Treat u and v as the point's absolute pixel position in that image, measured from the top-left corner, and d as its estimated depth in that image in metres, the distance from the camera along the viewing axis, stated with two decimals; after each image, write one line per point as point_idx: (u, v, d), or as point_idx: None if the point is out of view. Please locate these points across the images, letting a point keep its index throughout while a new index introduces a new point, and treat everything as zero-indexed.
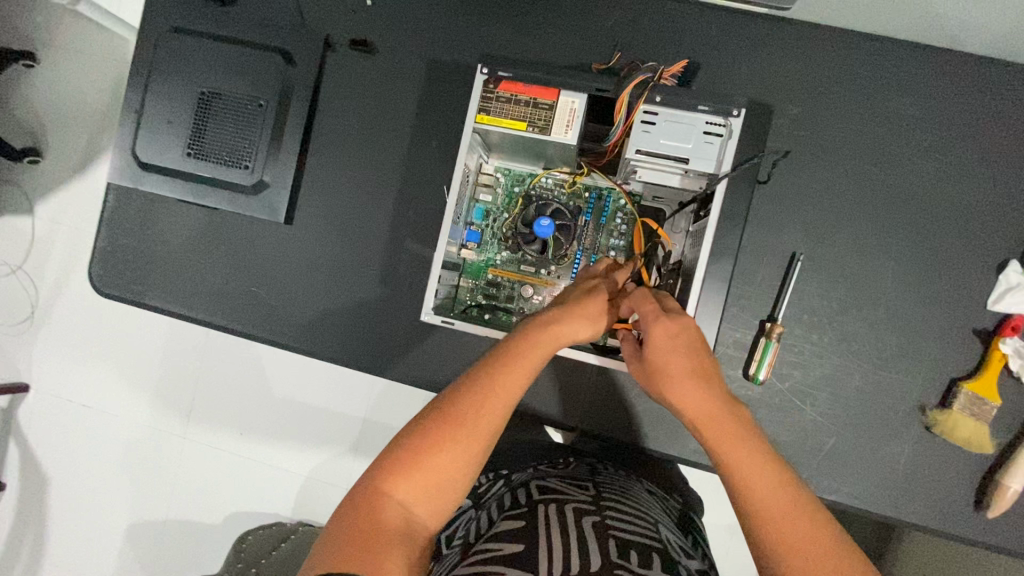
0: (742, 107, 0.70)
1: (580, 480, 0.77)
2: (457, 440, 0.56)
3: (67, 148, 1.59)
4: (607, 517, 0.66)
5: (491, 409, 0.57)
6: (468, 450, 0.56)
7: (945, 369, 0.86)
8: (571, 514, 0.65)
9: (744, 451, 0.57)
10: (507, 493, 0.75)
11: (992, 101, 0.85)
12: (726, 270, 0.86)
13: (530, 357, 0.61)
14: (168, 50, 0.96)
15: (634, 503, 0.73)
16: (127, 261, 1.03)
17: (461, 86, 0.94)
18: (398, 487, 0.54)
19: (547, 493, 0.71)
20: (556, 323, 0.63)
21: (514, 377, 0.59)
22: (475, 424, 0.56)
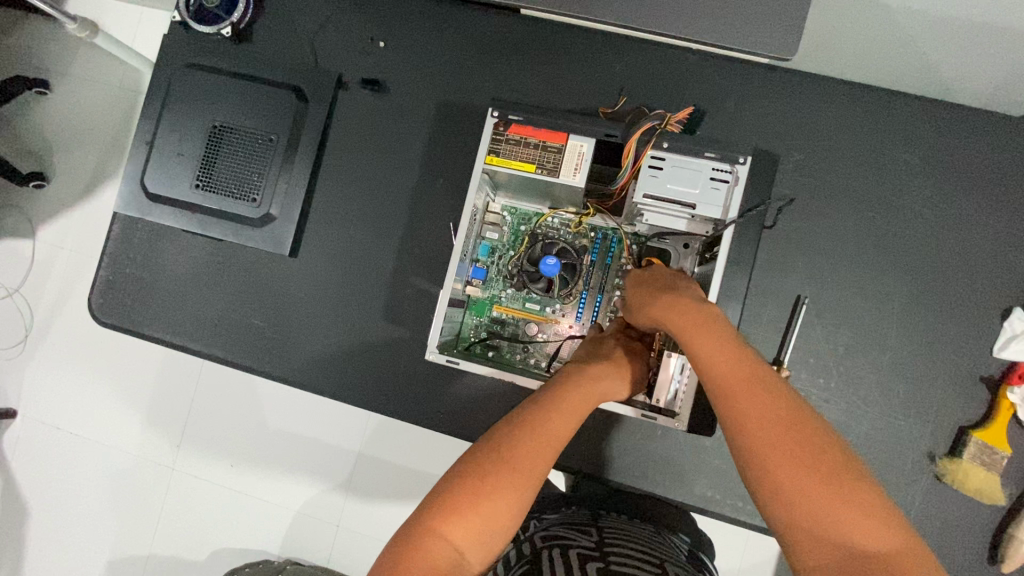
0: (747, 154, 0.72)
1: (583, 526, 0.75)
2: (512, 483, 0.55)
3: (73, 172, 1.60)
4: (611, 562, 0.63)
5: (545, 452, 0.59)
6: (524, 489, 0.56)
7: (953, 417, 0.85)
8: (574, 559, 0.63)
9: (712, 341, 0.63)
10: (511, 546, 0.72)
11: (990, 152, 0.87)
12: (731, 312, 0.86)
13: (579, 405, 0.66)
14: (183, 85, 0.99)
15: (640, 547, 0.70)
16: (128, 290, 1.02)
17: (469, 126, 0.96)
18: (452, 527, 0.52)
19: (551, 540, 0.69)
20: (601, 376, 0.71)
21: (561, 420, 0.62)
22: (529, 465, 0.57)
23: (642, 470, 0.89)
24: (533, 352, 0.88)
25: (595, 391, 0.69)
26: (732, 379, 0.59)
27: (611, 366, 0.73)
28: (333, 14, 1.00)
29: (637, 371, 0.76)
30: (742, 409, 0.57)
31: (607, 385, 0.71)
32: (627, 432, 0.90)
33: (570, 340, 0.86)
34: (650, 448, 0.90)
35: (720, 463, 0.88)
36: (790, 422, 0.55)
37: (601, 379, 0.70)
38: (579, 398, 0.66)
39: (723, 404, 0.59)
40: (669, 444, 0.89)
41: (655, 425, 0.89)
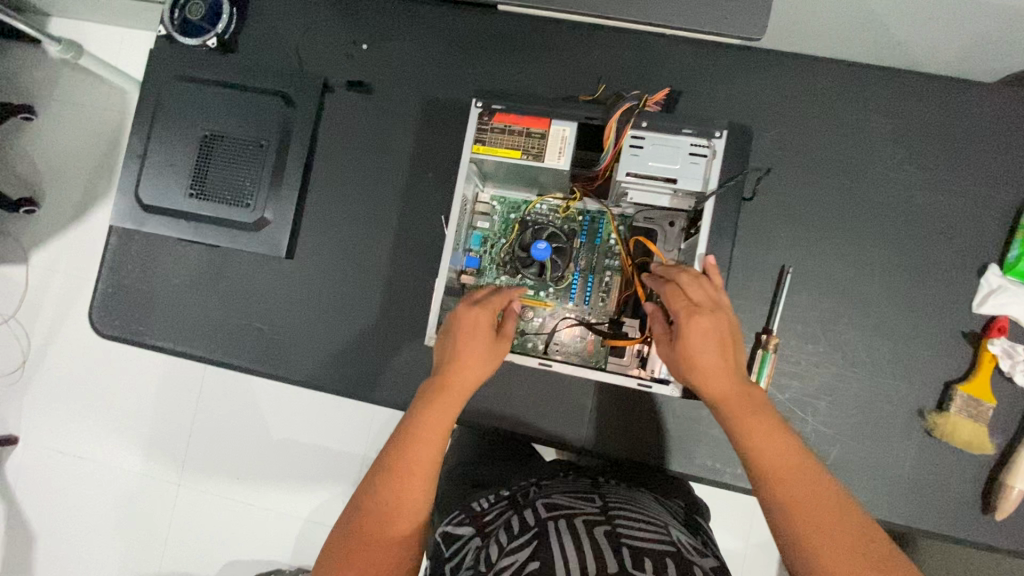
0: (723, 128, 0.74)
1: (584, 492, 0.76)
2: (405, 485, 0.64)
3: (61, 194, 1.61)
4: (618, 527, 0.66)
5: (416, 479, 0.64)
6: (415, 484, 0.64)
7: (938, 373, 0.88)
8: (582, 527, 0.65)
9: (775, 450, 0.61)
10: (511, 514, 0.72)
11: (956, 117, 0.90)
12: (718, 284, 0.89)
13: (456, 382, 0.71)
14: (172, 97, 1.01)
15: (641, 510, 0.73)
16: (127, 301, 1.03)
17: (455, 121, 0.98)
18: (372, 543, 0.61)
19: (555, 509, 0.69)
20: (469, 340, 0.73)
21: (426, 436, 0.66)
22: (396, 504, 0.63)
23: (643, 444, 0.92)
24: (530, 336, 0.89)
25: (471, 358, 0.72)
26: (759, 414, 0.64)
27: (471, 357, 0.72)
28: (315, 20, 1.03)
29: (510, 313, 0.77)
30: (768, 443, 0.61)
31: (471, 378, 0.72)
32: (626, 409, 0.92)
33: (565, 321, 0.88)
34: (650, 423, 0.92)
35: (718, 433, 0.91)
36: (836, 513, 0.57)
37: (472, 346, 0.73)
38: (445, 403, 0.69)
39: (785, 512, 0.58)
40: (668, 418, 0.92)
41: (652, 400, 0.92)
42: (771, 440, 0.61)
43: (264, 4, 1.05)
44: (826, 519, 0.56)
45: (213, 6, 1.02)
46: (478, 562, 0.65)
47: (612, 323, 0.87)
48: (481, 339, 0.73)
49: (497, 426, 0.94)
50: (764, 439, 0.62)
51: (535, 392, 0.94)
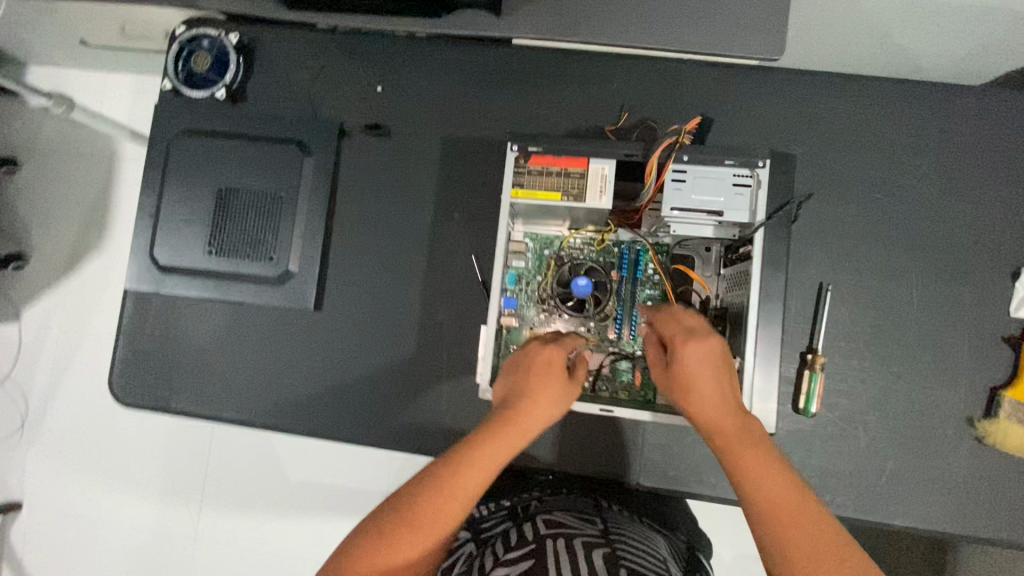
0: (765, 158, 0.74)
1: (586, 514, 0.80)
2: (451, 496, 0.61)
3: (52, 246, 1.61)
4: (616, 548, 0.69)
5: (451, 509, 0.60)
6: (461, 499, 0.61)
7: (982, 379, 0.88)
8: (580, 545, 0.69)
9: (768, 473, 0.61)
10: (514, 528, 0.77)
11: (977, 124, 0.91)
12: (774, 310, 0.87)
13: (525, 417, 0.69)
14: (183, 153, 0.98)
15: (640, 538, 0.76)
16: (148, 367, 0.99)
17: (477, 158, 0.97)
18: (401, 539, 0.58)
19: (556, 526, 0.73)
20: (547, 371, 0.72)
21: (478, 468, 0.63)
22: (436, 512, 0.60)
23: (698, 475, 0.90)
24: None
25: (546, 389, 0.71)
26: (756, 461, 0.62)
27: (542, 394, 0.70)
28: (326, 64, 1.01)
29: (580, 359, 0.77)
30: (766, 490, 0.60)
31: (535, 419, 0.69)
32: (678, 439, 0.91)
33: (610, 357, 0.86)
34: (703, 453, 0.90)
35: None
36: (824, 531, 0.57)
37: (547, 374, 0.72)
38: (506, 438, 0.67)
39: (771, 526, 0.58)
40: None
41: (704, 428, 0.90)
42: (771, 488, 0.60)
43: (270, 51, 1.02)
44: (829, 567, 0.54)
45: (218, 57, 0.99)
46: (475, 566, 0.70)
47: None
48: (552, 373, 0.71)
49: (547, 468, 0.92)
50: (765, 486, 0.61)
51: (584, 429, 0.91)
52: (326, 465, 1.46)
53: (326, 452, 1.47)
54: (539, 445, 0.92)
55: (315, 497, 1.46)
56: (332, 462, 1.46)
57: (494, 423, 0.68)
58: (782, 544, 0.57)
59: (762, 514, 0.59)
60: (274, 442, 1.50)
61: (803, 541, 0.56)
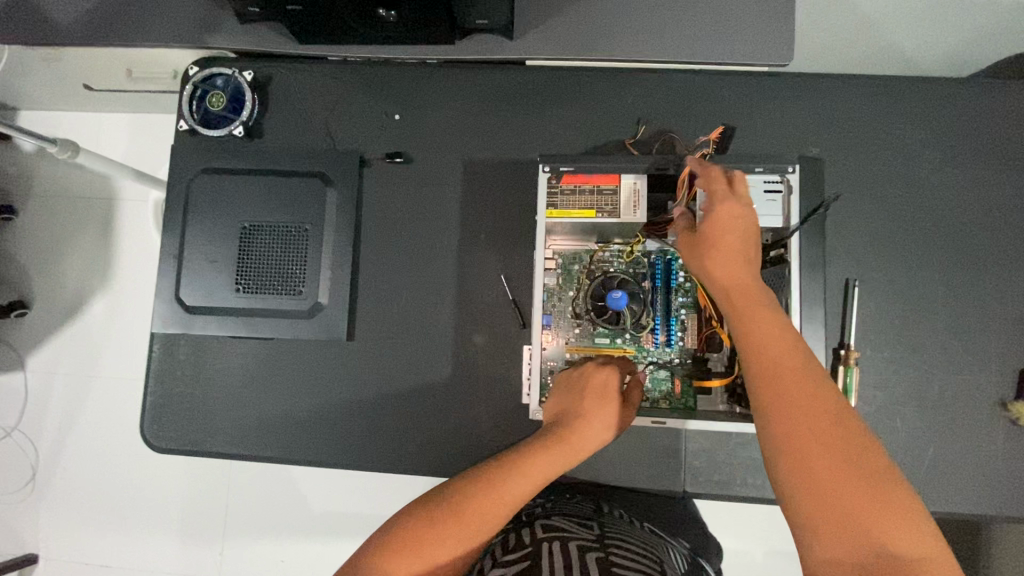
0: (795, 163, 0.75)
1: (585, 518, 0.77)
2: (504, 492, 0.60)
3: (58, 292, 1.58)
4: (611, 556, 0.66)
5: (499, 513, 0.59)
6: (515, 500, 0.61)
7: (1012, 362, 0.90)
8: (573, 552, 0.66)
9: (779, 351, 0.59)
10: (511, 532, 0.75)
11: (984, 115, 0.94)
12: (818, 312, 0.84)
13: (584, 431, 0.68)
14: (204, 192, 0.97)
15: (638, 543, 0.72)
16: (178, 409, 0.98)
17: (499, 179, 0.98)
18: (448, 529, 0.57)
19: (551, 531, 0.71)
20: (603, 388, 0.73)
21: (530, 474, 0.62)
22: (489, 507, 0.59)
23: (742, 478, 0.90)
24: None
25: (602, 404, 0.71)
26: (777, 361, 0.58)
27: (597, 414, 0.70)
28: (341, 95, 1.01)
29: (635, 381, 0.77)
30: (782, 391, 0.56)
31: (589, 441, 0.69)
32: (720, 444, 0.91)
33: (649, 367, 0.87)
34: (745, 455, 0.91)
35: None
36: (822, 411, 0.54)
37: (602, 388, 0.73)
38: (561, 452, 0.66)
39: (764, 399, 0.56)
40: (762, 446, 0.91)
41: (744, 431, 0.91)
42: (787, 388, 0.56)
43: (284, 86, 1.03)
44: (842, 475, 0.50)
45: (233, 95, 1.00)
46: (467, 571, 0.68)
47: (696, 362, 0.87)
48: (607, 394, 0.72)
49: (592, 481, 0.91)
50: (778, 390, 0.56)
51: (627, 440, 0.91)
52: (355, 495, 1.45)
53: (353, 482, 1.45)
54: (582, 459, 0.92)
55: (345, 528, 1.45)
56: (360, 491, 1.45)
57: (549, 436, 0.68)
58: (791, 451, 0.53)
59: (774, 417, 0.55)
60: (299, 475, 1.48)
61: (816, 449, 0.52)
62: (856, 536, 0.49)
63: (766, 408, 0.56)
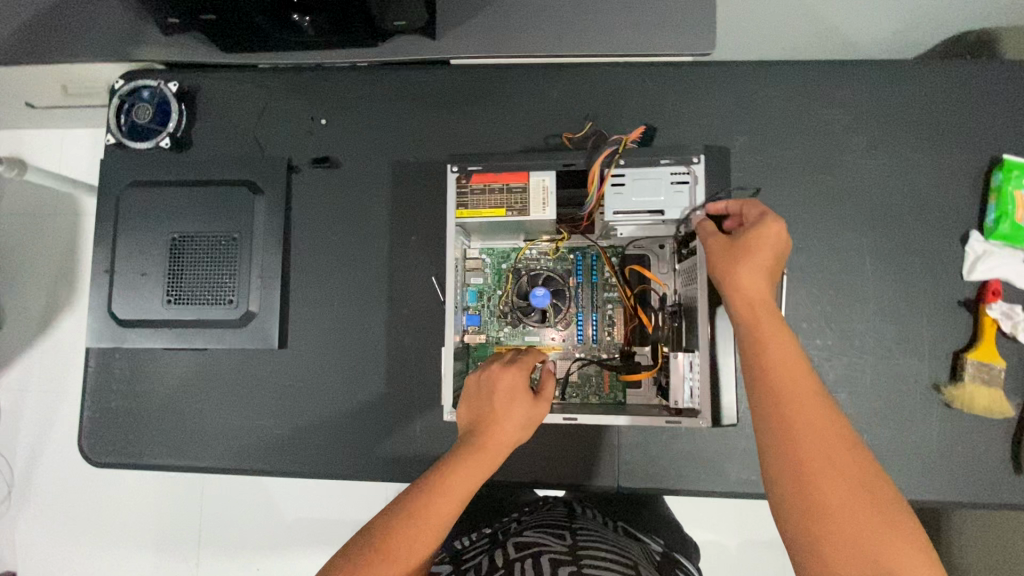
0: (699, 154, 0.77)
1: (557, 530, 0.75)
2: (424, 524, 0.60)
3: (22, 311, 1.59)
4: (584, 565, 0.64)
5: (421, 547, 0.59)
6: (433, 527, 0.60)
7: (944, 344, 0.89)
8: (546, 567, 0.63)
9: (794, 375, 0.58)
10: (487, 554, 0.72)
11: (913, 95, 0.93)
12: None
13: (498, 434, 0.68)
14: (132, 205, 0.97)
15: (614, 548, 0.71)
16: (118, 423, 0.98)
17: (429, 180, 0.98)
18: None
19: (525, 550, 0.68)
20: (516, 385, 0.71)
21: (449, 501, 0.61)
22: (408, 545, 0.58)
23: (677, 471, 0.90)
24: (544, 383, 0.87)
25: (518, 399, 0.70)
26: (789, 376, 0.57)
27: (507, 421, 0.69)
28: (270, 103, 1.01)
29: (548, 370, 0.76)
30: (791, 408, 0.56)
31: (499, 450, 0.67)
32: (653, 438, 0.90)
33: (577, 362, 0.87)
34: (679, 447, 0.90)
35: (748, 444, 0.90)
36: (833, 440, 0.54)
37: (517, 385, 0.71)
38: (475, 471, 0.64)
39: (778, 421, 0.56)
40: (696, 438, 0.90)
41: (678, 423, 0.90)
42: (800, 401, 0.56)
43: (213, 96, 1.03)
44: (845, 492, 0.52)
45: (160, 107, 0.99)
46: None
47: (624, 356, 0.86)
48: (516, 397, 0.70)
49: (527, 480, 0.91)
50: (787, 404, 0.56)
51: (562, 437, 0.91)
52: (324, 501, 1.46)
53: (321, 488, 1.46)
54: (517, 457, 0.91)
55: (316, 534, 1.45)
56: (330, 497, 1.46)
57: (462, 455, 0.66)
58: (790, 455, 0.54)
59: (780, 424, 0.55)
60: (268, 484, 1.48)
61: (819, 465, 0.53)
62: (859, 554, 0.50)
63: (767, 418, 0.56)
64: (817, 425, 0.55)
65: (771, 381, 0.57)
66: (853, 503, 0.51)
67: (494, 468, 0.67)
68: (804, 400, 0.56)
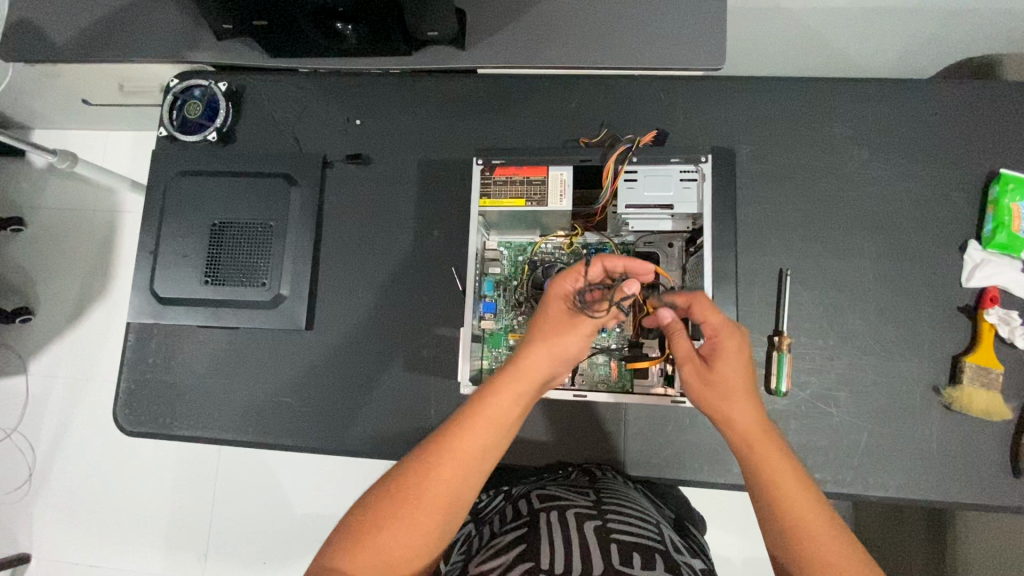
0: (707, 154, 0.84)
1: (580, 487, 0.82)
2: (461, 443, 0.63)
3: (59, 299, 1.67)
4: (608, 521, 0.71)
5: (455, 467, 0.62)
6: (475, 443, 0.64)
7: (944, 348, 0.93)
8: (573, 520, 0.70)
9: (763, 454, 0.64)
10: (514, 504, 0.80)
11: (912, 112, 0.98)
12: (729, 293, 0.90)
13: (542, 345, 0.71)
14: (178, 192, 1.04)
15: (633, 504, 0.78)
16: (152, 396, 1.04)
17: (453, 178, 1.05)
18: (398, 512, 0.59)
19: (550, 503, 0.76)
20: (555, 302, 0.74)
21: (485, 422, 0.65)
22: (443, 468, 0.62)
23: (682, 460, 0.93)
24: None
25: (561, 315, 0.74)
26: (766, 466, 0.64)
27: (549, 345, 0.71)
28: (309, 104, 1.10)
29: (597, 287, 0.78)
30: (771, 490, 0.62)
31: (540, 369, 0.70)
32: (659, 427, 0.94)
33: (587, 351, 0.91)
34: (685, 438, 0.93)
35: None
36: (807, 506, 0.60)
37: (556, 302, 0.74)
38: (512, 393, 0.68)
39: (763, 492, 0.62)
40: (701, 430, 0.93)
41: (683, 414, 0.94)
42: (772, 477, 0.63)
43: (258, 96, 1.11)
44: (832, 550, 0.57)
45: (209, 104, 1.08)
46: (474, 547, 0.74)
47: (632, 346, 0.91)
48: (561, 319, 0.73)
49: (536, 464, 0.95)
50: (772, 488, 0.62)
51: (571, 424, 0.95)
52: (335, 494, 1.49)
53: (332, 481, 1.50)
54: (528, 442, 0.96)
55: (325, 526, 1.49)
56: (341, 489, 1.49)
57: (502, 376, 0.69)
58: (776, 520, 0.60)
59: (767, 509, 0.61)
60: (280, 476, 1.52)
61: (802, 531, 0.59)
62: None
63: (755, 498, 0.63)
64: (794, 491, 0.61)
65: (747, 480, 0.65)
66: (847, 566, 0.56)
67: (540, 378, 0.70)
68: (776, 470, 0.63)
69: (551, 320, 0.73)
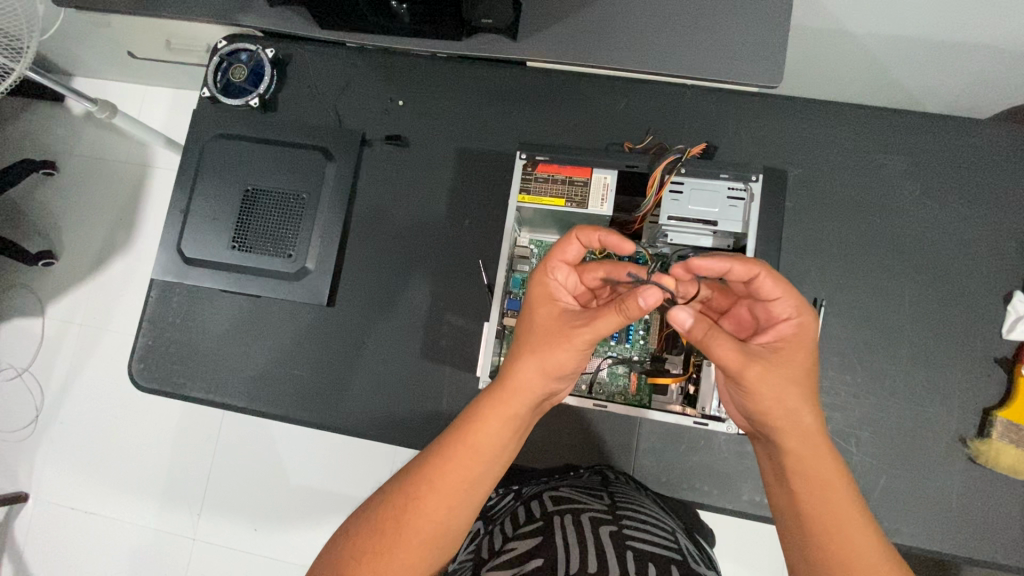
0: (758, 172, 0.83)
1: (594, 490, 0.81)
2: (440, 472, 0.63)
3: (82, 246, 1.68)
4: (624, 526, 0.70)
5: (439, 494, 0.62)
6: (452, 472, 0.63)
7: (974, 399, 0.90)
8: (588, 524, 0.70)
9: (803, 444, 0.65)
10: (524, 505, 0.80)
11: (973, 152, 0.94)
12: None
13: (524, 367, 0.67)
14: (214, 154, 1.04)
15: (649, 512, 0.76)
16: (168, 354, 1.04)
17: (491, 170, 1.03)
18: (386, 539, 0.61)
19: (563, 504, 0.75)
20: (539, 316, 0.71)
21: (467, 451, 0.64)
22: (428, 499, 0.62)
23: (692, 481, 0.91)
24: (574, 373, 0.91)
25: (548, 332, 0.69)
26: (815, 472, 0.64)
27: (539, 359, 0.67)
28: (354, 79, 1.09)
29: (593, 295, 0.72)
30: (820, 498, 0.63)
31: (531, 387, 0.67)
32: (673, 444, 0.92)
33: (607, 360, 0.89)
34: (697, 459, 0.92)
35: None
36: (832, 490, 0.64)
37: (541, 317, 0.71)
38: (498, 416, 0.66)
39: (801, 487, 0.64)
40: (714, 453, 0.91)
41: (698, 434, 0.92)
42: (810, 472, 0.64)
43: (304, 66, 1.10)
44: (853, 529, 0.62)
45: (254, 70, 1.07)
46: (484, 549, 0.73)
47: (654, 360, 0.88)
48: (549, 332, 0.69)
49: (542, 467, 0.95)
50: (812, 487, 0.64)
51: (583, 430, 0.94)
52: (333, 471, 1.49)
53: (329, 457, 1.50)
54: (539, 442, 0.95)
55: (318, 501, 1.49)
56: (338, 467, 1.49)
57: (484, 400, 0.68)
58: (811, 511, 0.63)
59: (806, 503, 0.64)
60: (280, 448, 1.53)
61: (842, 539, 0.61)
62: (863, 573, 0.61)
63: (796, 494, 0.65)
64: (827, 476, 0.64)
65: (795, 485, 0.65)
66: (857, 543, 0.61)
67: (523, 399, 0.67)
68: (816, 460, 0.64)
69: (537, 335, 0.69)
